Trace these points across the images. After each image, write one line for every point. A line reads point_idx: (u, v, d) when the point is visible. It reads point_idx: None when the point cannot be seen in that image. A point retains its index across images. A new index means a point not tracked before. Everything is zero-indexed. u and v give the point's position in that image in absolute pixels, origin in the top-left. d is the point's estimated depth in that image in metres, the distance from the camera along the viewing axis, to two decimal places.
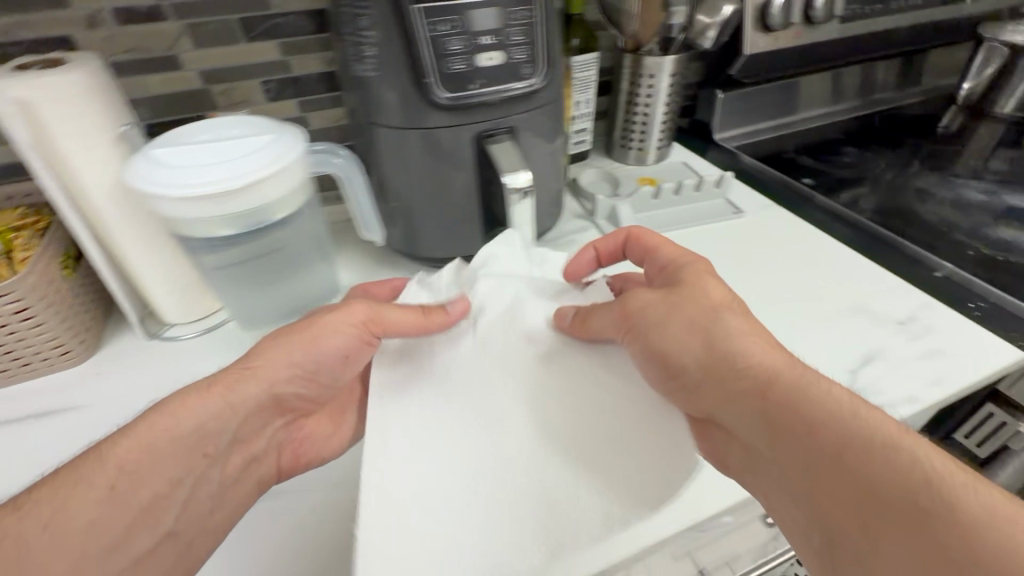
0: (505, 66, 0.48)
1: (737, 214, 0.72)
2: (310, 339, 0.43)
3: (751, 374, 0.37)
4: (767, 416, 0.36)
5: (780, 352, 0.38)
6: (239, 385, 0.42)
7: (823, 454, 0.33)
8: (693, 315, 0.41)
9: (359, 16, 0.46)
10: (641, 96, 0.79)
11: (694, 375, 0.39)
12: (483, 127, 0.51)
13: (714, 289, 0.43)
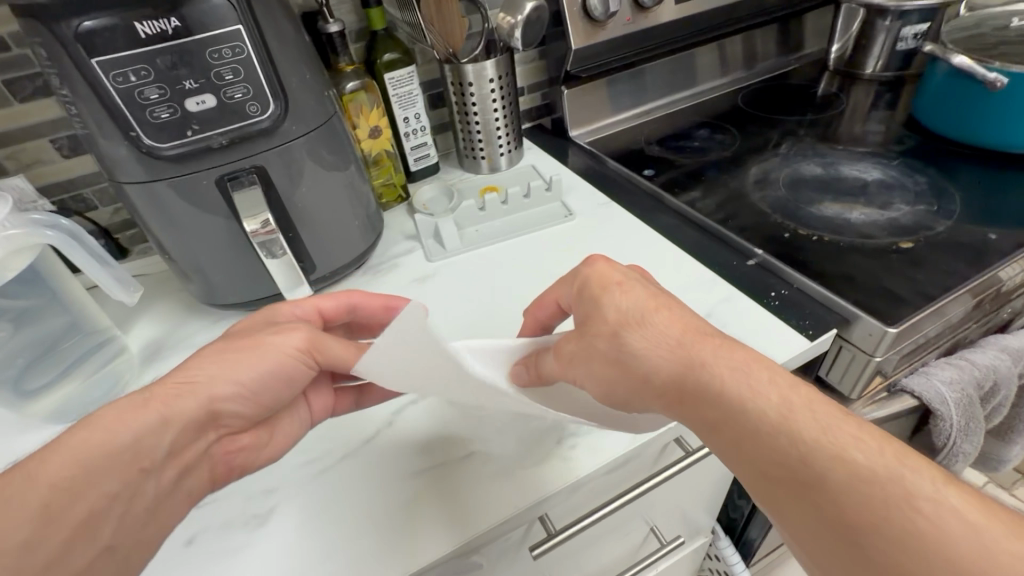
0: (224, 107, 0.46)
1: (569, 217, 0.70)
2: (261, 362, 0.40)
3: (668, 381, 0.35)
4: (681, 414, 0.34)
5: (677, 351, 0.35)
6: (185, 400, 0.37)
7: (744, 446, 0.32)
8: (624, 330, 0.37)
9: (53, 74, 0.43)
10: (471, 104, 0.77)
11: (661, 386, 0.35)
12: (223, 171, 0.49)
13: (628, 299, 0.38)
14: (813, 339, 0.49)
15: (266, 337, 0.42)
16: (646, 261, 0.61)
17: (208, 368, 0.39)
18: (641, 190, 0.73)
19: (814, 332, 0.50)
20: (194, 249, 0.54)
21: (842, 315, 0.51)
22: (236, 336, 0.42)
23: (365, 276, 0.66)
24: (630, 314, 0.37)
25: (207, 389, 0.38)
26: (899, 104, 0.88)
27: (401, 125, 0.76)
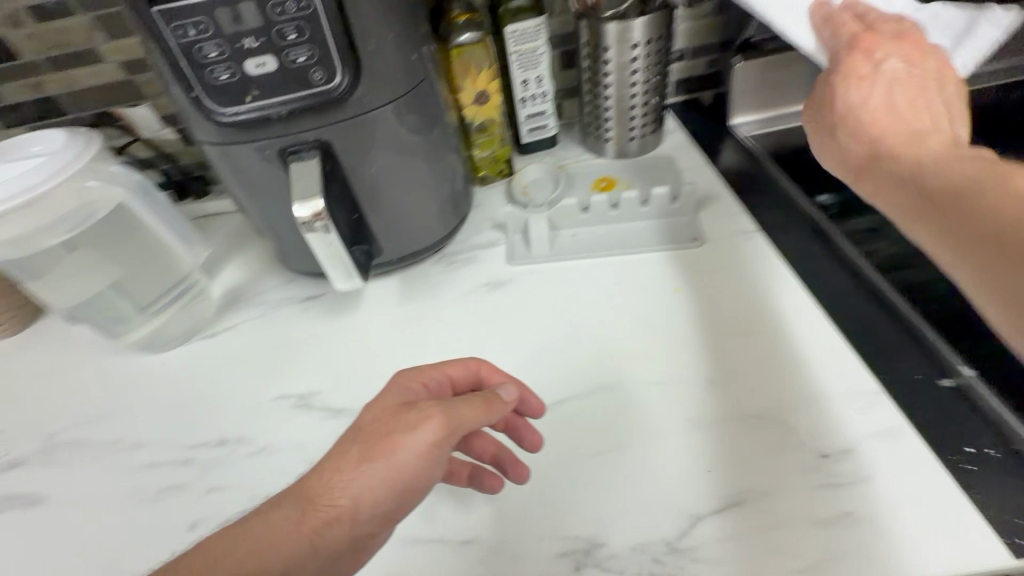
0: (285, 73, 0.39)
1: (692, 242, 0.53)
2: (397, 468, 0.32)
3: (905, 148, 0.35)
4: (923, 200, 0.32)
5: (956, 162, 0.32)
6: (331, 528, 0.31)
7: (992, 237, 0.27)
8: (875, 108, 0.39)
9: None
10: (604, 74, 0.61)
11: (875, 151, 0.37)
12: (286, 141, 0.43)
13: (898, 74, 0.40)
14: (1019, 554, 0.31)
15: (395, 434, 0.33)
16: (790, 341, 0.44)
17: (358, 479, 0.32)
18: (808, 223, 0.53)
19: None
20: (264, 212, 0.51)
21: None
22: (352, 440, 0.34)
23: (439, 264, 0.59)
24: (905, 84, 0.39)
25: (341, 510, 0.32)
26: None
27: (518, 88, 0.64)
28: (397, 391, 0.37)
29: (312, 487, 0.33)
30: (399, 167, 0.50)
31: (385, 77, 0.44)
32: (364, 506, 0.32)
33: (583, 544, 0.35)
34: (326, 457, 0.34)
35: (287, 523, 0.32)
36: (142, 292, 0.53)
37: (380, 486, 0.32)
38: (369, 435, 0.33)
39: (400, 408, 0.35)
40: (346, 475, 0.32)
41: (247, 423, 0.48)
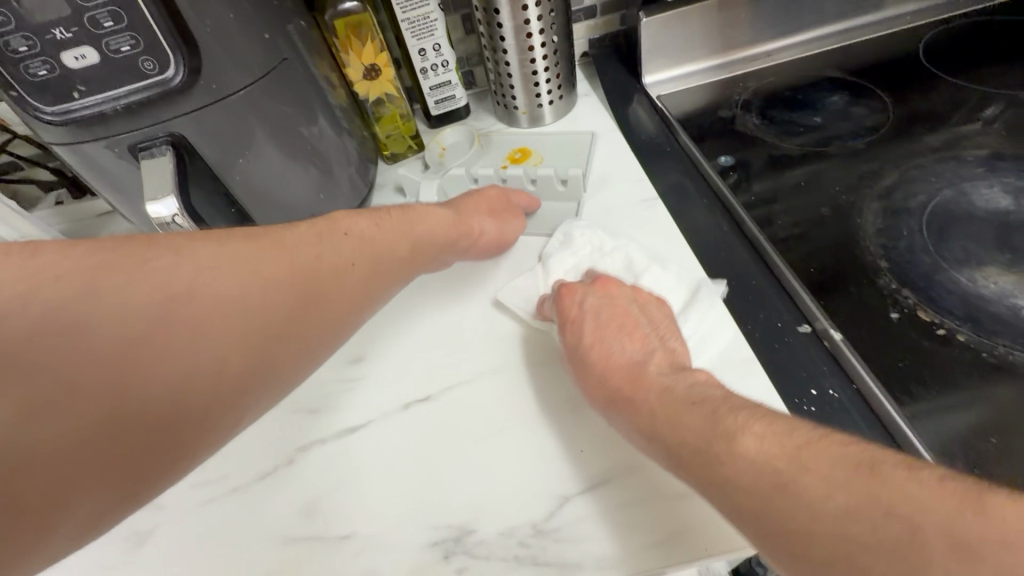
0: (110, 64, 0.37)
1: None
2: (504, 231, 0.50)
3: (644, 381, 0.37)
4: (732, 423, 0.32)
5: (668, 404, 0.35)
6: (441, 251, 0.47)
7: (775, 473, 0.29)
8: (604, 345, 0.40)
9: None
10: (501, 38, 0.58)
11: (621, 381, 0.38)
12: (131, 138, 0.40)
13: (600, 302, 0.43)
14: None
15: (506, 214, 0.51)
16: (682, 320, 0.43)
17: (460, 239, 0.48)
18: (708, 189, 0.52)
19: None
20: (138, 211, 0.48)
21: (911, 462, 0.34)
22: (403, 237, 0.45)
23: None
24: (614, 307, 0.43)
25: (455, 236, 0.47)
26: None
27: (416, 58, 0.61)
28: (480, 197, 0.51)
29: (366, 237, 0.43)
30: (275, 156, 0.47)
31: (234, 57, 0.41)
32: (482, 238, 0.49)
33: (453, 532, 0.36)
34: (386, 231, 0.44)
35: (373, 250, 0.42)
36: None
37: (491, 236, 0.49)
38: (484, 207, 0.50)
39: (504, 202, 0.52)
40: (372, 229, 0.43)
41: None
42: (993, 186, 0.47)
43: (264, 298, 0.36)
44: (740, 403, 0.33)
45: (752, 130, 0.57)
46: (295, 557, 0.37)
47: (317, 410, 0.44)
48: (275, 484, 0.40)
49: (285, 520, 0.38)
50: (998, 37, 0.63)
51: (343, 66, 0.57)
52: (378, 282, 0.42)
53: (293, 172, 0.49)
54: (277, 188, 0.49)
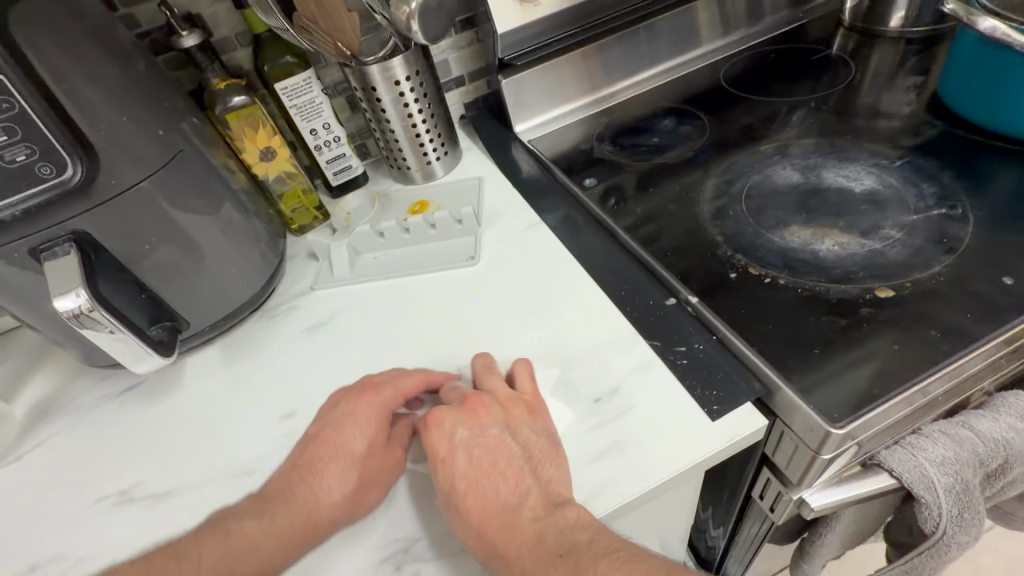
0: (5, 174, 0.39)
1: (470, 262, 0.58)
2: (378, 482, 0.41)
3: (520, 535, 0.36)
4: (543, 555, 0.34)
5: (512, 479, 0.38)
6: (327, 518, 0.39)
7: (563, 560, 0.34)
8: (475, 515, 0.37)
9: None
10: (383, 110, 0.66)
11: (493, 547, 0.36)
12: (31, 241, 0.42)
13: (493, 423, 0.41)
14: (714, 418, 0.40)
15: (380, 461, 0.42)
16: (575, 314, 0.50)
17: (455, 433, 0.40)
18: (581, 206, 0.61)
19: (718, 407, 0.40)
20: (40, 315, 0.49)
21: (763, 383, 0.41)
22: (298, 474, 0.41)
23: (261, 321, 0.60)
24: (484, 441, 0.40)
25: (330, 508, 0.39)
26: (917, 85, 0.72)
27: (308, 138, 0.67)
28: (360, 401, 0.44)
29: (281, 525, 0.38)
30: (180, 240, 0.50)
31: (129, 155, 0.44)
32: (390, 465, 0.42)
33: (402, 544, 0.39)
34: (280, 516, 0.38)
35: (268, 535, 0.38)
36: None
37: (361, 491, 0.40)
38: (369, 460, 0.41)
39: (383, 437, 0.43)
40: (292, 485, 0.40)
41: (65, 536, 0.45)
42: (794, 168, 0.60)
43: (270, 525, 0.38)
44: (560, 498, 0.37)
45: (608, 155, 0.68)
46: None
47: (255, 470, 0.45)
48: None
49: None
50: (783, 62, 0.79)
51: (239, 153, 0.61)
52: (328, 518, 0.39)
53: (200, 253, 0.52)
54: (188, 269, 0.51)
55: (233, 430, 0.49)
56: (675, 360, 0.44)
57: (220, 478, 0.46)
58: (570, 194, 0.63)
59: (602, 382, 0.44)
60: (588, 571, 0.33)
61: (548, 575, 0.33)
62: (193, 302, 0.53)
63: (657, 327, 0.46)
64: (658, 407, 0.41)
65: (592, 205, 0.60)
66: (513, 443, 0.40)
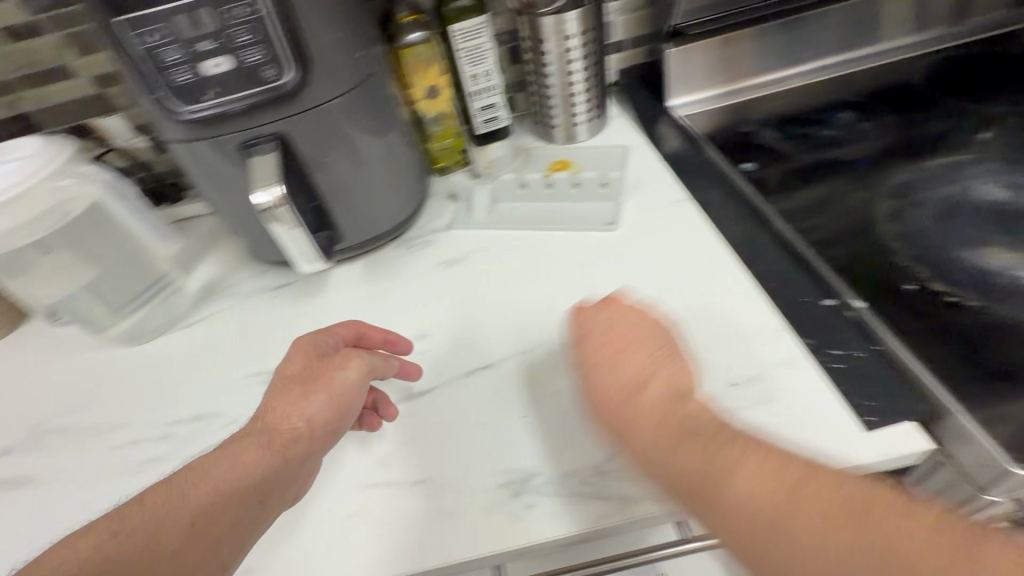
0: (239, 72, 0.44)
1: (609, 227, 0.58)
2: (337, 394, 0.41)
3: (643, 420, 0.36)
4: (666, 427, 0.35)
5: (644, 375, 0.38)
6: (629, 406, 0.37)
7: (769, 520, 0.29)
8: (604, 386, 0.38)
9: None
10: (545, 64, 0.66)
11: (640, 429, 0.35)
12: (243, 137, 0.48)
13: (605, 328, 0.41)
14: (869, 429, 0.37)
15: (592, 319, 0.42)
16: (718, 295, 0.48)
17: (598, 316, 0.42)
18: (734, 188, 0.58)
19: (875, 418, 0.38)
20: (232, 205, 0.55)
21: (930, 405, 0.38)
22: (255, 423, 0.40)
23: (399, 249, 0.63)
24: (626, 322, 0.41)
25: (618, 392, 0.38)
26: None
27: (467, 82, 0.69)
28: (562, 312, 0.43)
29: (250, 463, 0.37)
30: (353, 158, 0.54)
31: (332, 72, 0.48)
32: (314, 401, 0.40)
33: (518, 475, 0.39)
34: (602, 398, 0.38)
35: (229, 465, 0.37)
36: (119, 289, 0.58)
37: (583, 381, 0.42)
38: (306, 374, 0.42)
39: (318, 358, 0.43)
40: (604, 376, 0.39)
41: (221, 399, 0.51)
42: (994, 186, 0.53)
43: (240, 463, 0.37)
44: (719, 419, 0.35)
45: (770, 141, 0.64)
46: (375, 499, 0.40)
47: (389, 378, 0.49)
48: (351, 440, 0.44)
49: (361, 469, 0.42)
50: (991, 68, 0.69)
51: (408, 88, 0.65)
52: (637, 413, 0.36)
53: (367, 173, 0.56)
54: (354, 186, 0.56)
55: None
56: (828, 362, 0.41)
57: None
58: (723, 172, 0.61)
59: (742, 367, 0.42)
60: (734, 476, 0.31)
61: (685, 461, 0.33)
62: (351, 217, 0.58)
63: (810, 323, 0.44)
64: (803, 403, 0.39)
65: (748, 187, 0.57)
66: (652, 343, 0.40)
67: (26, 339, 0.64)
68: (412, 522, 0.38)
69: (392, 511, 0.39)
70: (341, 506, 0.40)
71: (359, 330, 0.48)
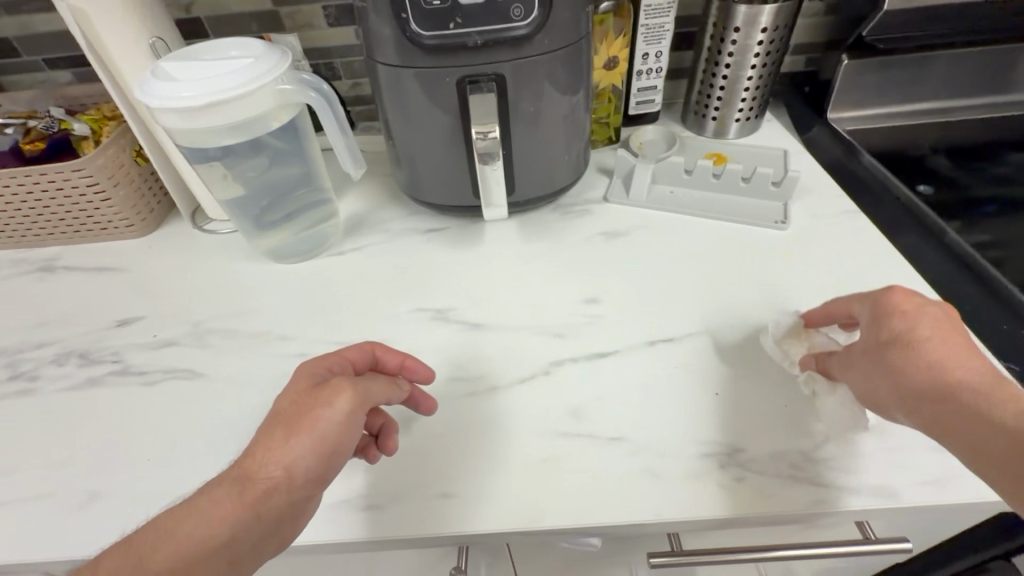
0: (490, 5, 0.45)
1: (779, 225, 0.58)
2: (320, 438, 0.33)
3: (947, 399, 0.33)
4: (940, 388, 0.33)
5: (928, 373, 0.34)
6: (936, 388, 0.33)
7: (1019, 440, 0.30)
8: (882, 379, 0.36)
9: None
10: (726, 54, 0.66)
11: (905, 400, 0.34)
12: (467, 71, 0.49)
13: (930, 318, 0.36)
14: None
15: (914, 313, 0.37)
16: None
17: (919, 325, 0.36)
18: (904, 205, 0.58)
19: None
20: (414, 141, 0.55)
21: None
22: (277, 422, 0.34)
23: (555, 213, 0.63)
24: (946, 331, 0.36)
25: (944, 377, 0.33)
26: None
27: (638, 60, 0.68)
28: (851, 303, 0.41)
29: (226, 517, 0.32)
30: (551, 113, 0.54)
31: (563, 22, 0.49)
32: (313, 427, 0.34)
33: (723, 448, 0.40)
34: (874, 355, 0.37)
35: (210, 512, 0.32)
36: (260, 193, 0.55)
37: (932, 332, 0.35)
38: (288, 415, 0.34)
39: (313, 388, 0.36)
40: (894, 345, 0.36)
41: (387, 328, 0.52)
42: None
43: (225, 511, 0.32)
44: (964, 383, 0.33)
45: (944, 170, 0.63)
46: (569, 448, 0.41)
47: (564, 335, 0.49)
48: (537, 387, 0.45)
49: (552, 417, 0.43)
50: None
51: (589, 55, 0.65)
52: (919, 365, 0.34)
53: (556, 130, 0.56)
54: (543, 142, 0.56)
55: (537, 296, 0.53)
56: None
57: (528, 330, 0.50)
58: (887, 187, 0.61)
59: None
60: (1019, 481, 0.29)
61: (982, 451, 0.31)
62: (529, 175, 0.58)
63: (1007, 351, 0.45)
64: None
65: (920, 204, 0.57)
66: (906, 329, 0.36)
67: (172, 240, 0.65)
68: (615, 479, 0.39)
69: (590, 462, 0.40)
70: (536, 449, 0.41)
71: (372, 353, 0.42)
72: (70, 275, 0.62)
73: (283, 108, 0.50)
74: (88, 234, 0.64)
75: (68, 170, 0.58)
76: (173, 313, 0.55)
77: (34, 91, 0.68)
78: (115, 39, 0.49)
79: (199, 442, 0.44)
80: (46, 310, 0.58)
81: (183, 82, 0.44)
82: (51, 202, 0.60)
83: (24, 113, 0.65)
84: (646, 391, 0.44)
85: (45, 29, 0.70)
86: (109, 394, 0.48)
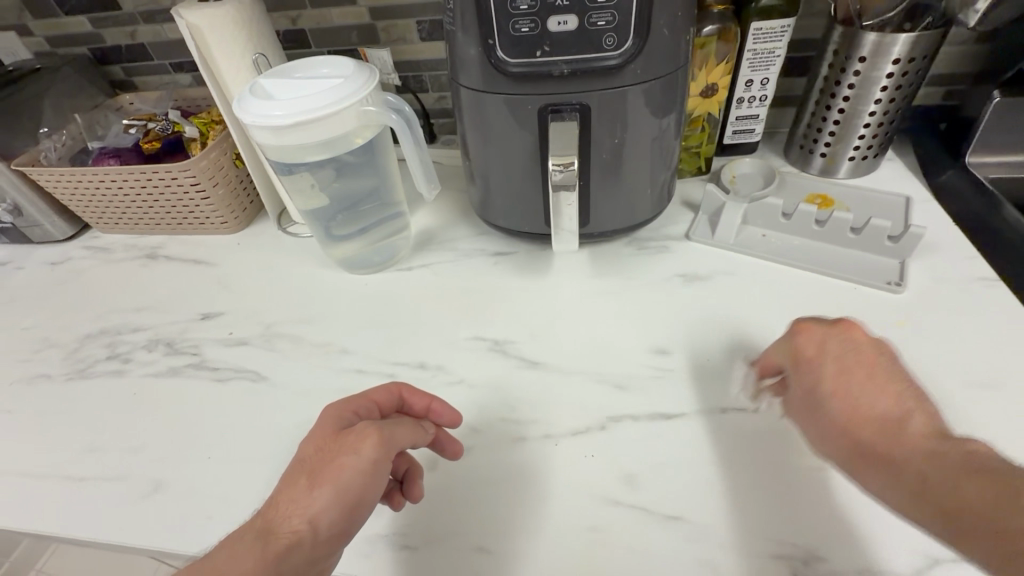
0: (582, 34, 0.43)
1: (893, 287, 0.50)
2: (345, 488, 0.34)
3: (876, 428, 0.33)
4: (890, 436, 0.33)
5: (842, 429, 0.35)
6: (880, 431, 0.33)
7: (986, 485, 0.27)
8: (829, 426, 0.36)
9: None
10: (845, 85, 0.58)
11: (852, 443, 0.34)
12: (552, 99, 0.47)
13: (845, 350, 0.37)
14: None
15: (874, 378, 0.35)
16: None
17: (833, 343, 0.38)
18: None
19: None
20: (492, 165, 0.54)
21: None
22: (301, 472, 0.35)
23: (630, 247, 0.59)
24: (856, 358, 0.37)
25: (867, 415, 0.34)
26: None
27: (740, 87, 0.62)
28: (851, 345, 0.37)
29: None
30: (638, 144, 0.51)
31: (660, 51, 0.45)
32: (339, 476, 0.34)
33: (801, 552, 0.35)
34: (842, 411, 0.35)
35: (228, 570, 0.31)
36: (334, 205, 0.57)
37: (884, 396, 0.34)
38: (314, 463, 0.35)
39: (337, 435, 0.36)
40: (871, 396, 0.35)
41: (444, 353, 0.51)
42: None
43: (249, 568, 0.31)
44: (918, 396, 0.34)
45: None
46: (621, 518, 0.38)
47: (626, 387, 0.46)
48: (591, 441, 0.42)
49: (606, 480, 0.40)
50: None
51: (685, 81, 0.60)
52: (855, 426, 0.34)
53: (643, 162, 0.53)
54: (626, 173, 0.53)
55: (603, 338, 0.50)
56: None
57: (588, 376, 0.47)
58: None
59: None
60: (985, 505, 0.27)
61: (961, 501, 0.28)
62: (607, 206, 0.55)
63: None
64: None
65: None
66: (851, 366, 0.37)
67: (259, 239, 0.68)
68: (671, 564, 0.35)
69: (645, 539, 0.37)
70: (585, 514, 0.38)
71: (399, 395, 0.41)
72: (171, 264, 0.67)
73: (365, 126, 0.51)
74: (189, 227, 0.69)
75: (176, 170, 0.62)
76: (250, 312, 0.58)
77: (158, 93, 0.75)
78: (224, 54, 0.52)
79: (255, 446, 0.46)
80: (146, 296, 0.63)
81: (270, 102, 0.46)
82: (161, 197, 0.66)
83: (149, 114, 0.71)
84: (719, 470, 0.39)
85: (173, 38, 0.76)
86: (186, 385, 0.52)
